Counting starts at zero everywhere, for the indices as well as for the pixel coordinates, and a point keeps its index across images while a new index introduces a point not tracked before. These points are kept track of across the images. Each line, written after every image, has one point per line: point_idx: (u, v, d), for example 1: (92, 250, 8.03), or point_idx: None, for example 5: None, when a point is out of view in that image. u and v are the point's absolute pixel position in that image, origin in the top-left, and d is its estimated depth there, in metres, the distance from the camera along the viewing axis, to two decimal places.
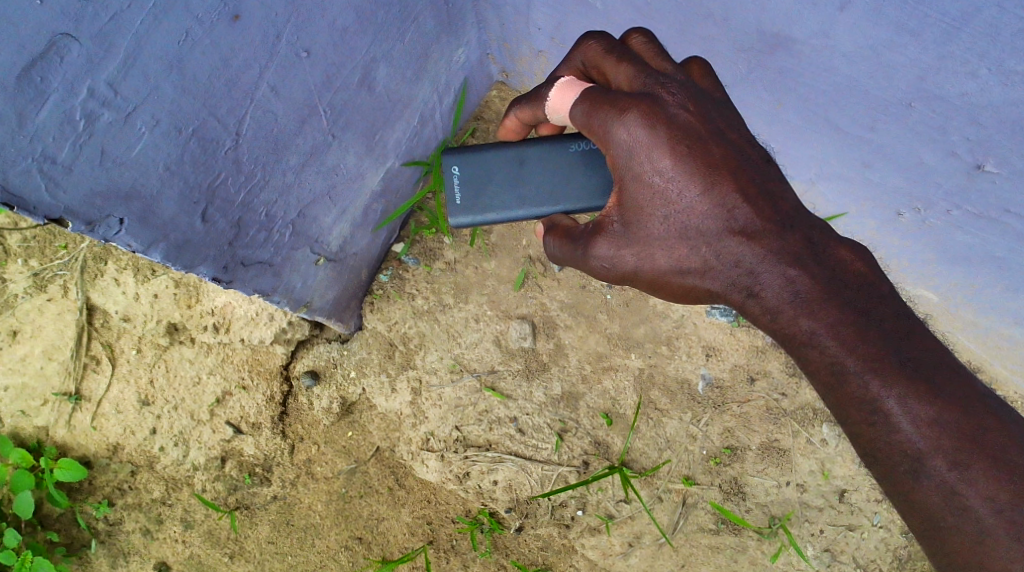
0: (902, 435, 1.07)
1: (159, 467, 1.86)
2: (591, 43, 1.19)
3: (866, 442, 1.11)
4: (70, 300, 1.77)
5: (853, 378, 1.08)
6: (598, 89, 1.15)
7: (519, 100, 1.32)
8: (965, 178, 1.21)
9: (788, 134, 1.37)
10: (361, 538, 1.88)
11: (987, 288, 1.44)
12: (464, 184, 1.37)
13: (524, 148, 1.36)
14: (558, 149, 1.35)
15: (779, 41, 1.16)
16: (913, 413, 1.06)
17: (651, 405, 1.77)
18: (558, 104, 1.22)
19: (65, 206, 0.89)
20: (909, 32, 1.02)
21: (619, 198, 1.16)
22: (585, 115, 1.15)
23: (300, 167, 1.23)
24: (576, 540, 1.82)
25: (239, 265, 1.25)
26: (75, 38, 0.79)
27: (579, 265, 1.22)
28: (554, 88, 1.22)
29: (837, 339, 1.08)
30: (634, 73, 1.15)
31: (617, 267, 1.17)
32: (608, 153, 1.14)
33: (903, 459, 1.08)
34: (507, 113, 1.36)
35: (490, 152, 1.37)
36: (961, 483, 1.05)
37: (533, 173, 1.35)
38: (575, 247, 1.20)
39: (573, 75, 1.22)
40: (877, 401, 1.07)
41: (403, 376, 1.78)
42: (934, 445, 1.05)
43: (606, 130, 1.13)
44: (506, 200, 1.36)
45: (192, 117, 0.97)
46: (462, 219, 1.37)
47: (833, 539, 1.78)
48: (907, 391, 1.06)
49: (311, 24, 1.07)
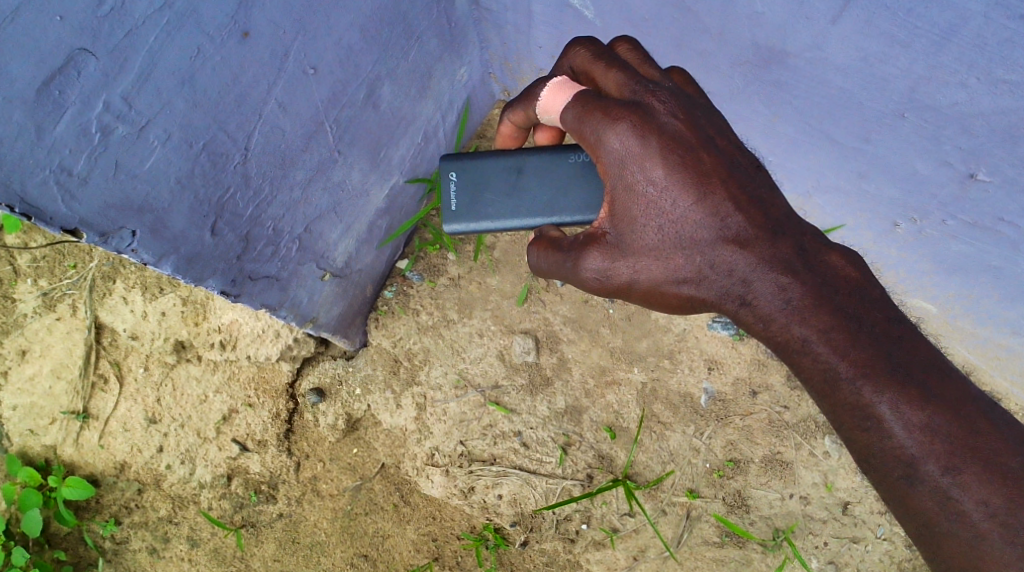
0: (895, 441, 1.08)
1: (166, 485, 1.87)
2: (580, 48, 1.22)
3: (861, 448, 1.12)
4: (79, 319, 1.81)
5: (845, 385, 1.10)
6: (589, 95, 1.18)
7: (511, 102, 1.34)
8: (959, 187, 1.23)
9: (784, 147, 1.40)
10: (367, 555, 1.88)
11: (985, 298, 1.45)
12: (461, 191, 1.40)
13: (523, 157, 1.39)
14: (557, 160, 1.38)
15: (774, 55, 1.19)
16: (905, 418, 1.07)
17: (654, 418, 1.78)
18: (549, 104, 1.25)
19: (80, 217, 0.92)
20: (900, 43, 1.05)
21: (612, 208, 1.18)
22: (578, 122, 1.18)
23: (307, 182, 1.26)
24: (581, 555, 1.82)
25: (246, 279, 1.27)
26: (92, 54, 0.83)
27: (571, 276, 1.23)
28: (547, 88, 1.25)
29: (830, 346, 1.10)
30: (624, 79, 1.17)
31: (611, 278, 1.19)
32: (600, 162, 1.17)
33: (896, 465, 1.09)
34: (502, 117, 1.39)
35: (489, 161, 1.40)
36: (954, 487, 1.06)
37: (531, 183, 1.38)
38: (567, 258, 1.22)
39: (564, 77, 1.24)
40: (870, 407, 1.09)
41: (408, 392, 1.79)
42: (927, 450, 1.07)
43: (598, 138, 1.16)
44: (502, 208, 1.38)
45: (203, 132, 1.00)
46: (457, 227, 1.40)
47: (838, 551, 1.77)
48: (900, 397, 1.07)
49: (317, 42, 1.11)
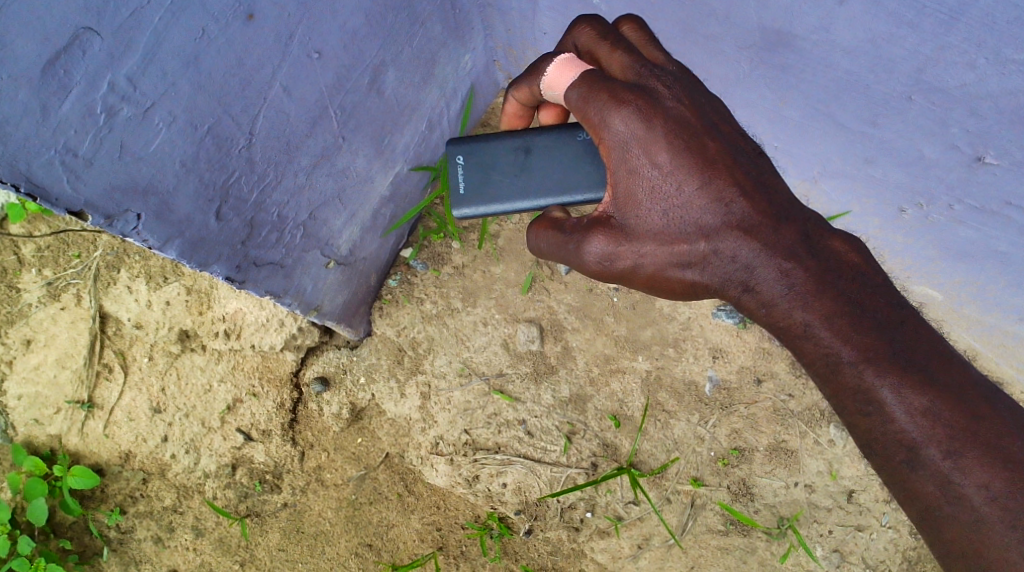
0: (897, 425, 1.09)
1: (171, 475, 1.88)
2: (586, 28, 1.21)
3: (863, 432, 1.14)
4: (83, 309, 1.81)
5: (848, 369, 1.11)
6: (596, 75, 1.16)
7: (516, 78, 1.32)
8: (966, 171, 1.22)
9: (791, 133, 1.39)
10: (371, 544, 1.89)
11: (992, 285, 1.44)
12: (468, 173, 1.39)
13: (529, 138, 1.39)
14: (565, 138, 1.38)
15: (780, 38, 1.19)
16: (906, 402, 1.08)
17: (658, 407, 1.77)
18: (555, 81, 1.22)
19: (85, 199, 0.92)
20: (908, 24, 1.05)
21: (616, 191, 1.17)
22: (582, 101, 1.16)
23: (311, 168, 1.26)
24: (585, 544, 1.82)
25: (251, 265, 1.27)
26: (97, 33, 0.83)
27: (573, 260, 1.20)
28: (553, 65, 1.22)
29: (832, 330, 1.11)
30: (629, 62, 1.17)
31: (614, 262, 1.17)
32: (603, 144, 1.16)
33: (898, 450, 1.10)
34: (507, 95, 1.38)
35: (495, 142, 1.40)
36: (955, 472, 1.07)
37: (538, 163, 1.38)
38: (569, 240, 1.19)
39: (569, 55, 1.22)
40: (872, 392, 1.10)
41: (413, 381, 1.79)
42: (928, 435, 1.08)
43: (602, 120, 1.14)
44: (511, 189, 1.37)
45: (208, 115, 1.00)
46: (466, 210, 1.38)
47: (842, 539, 1.77)
48: (901, 381, 1.08)
49: (322, 26, 1.11)
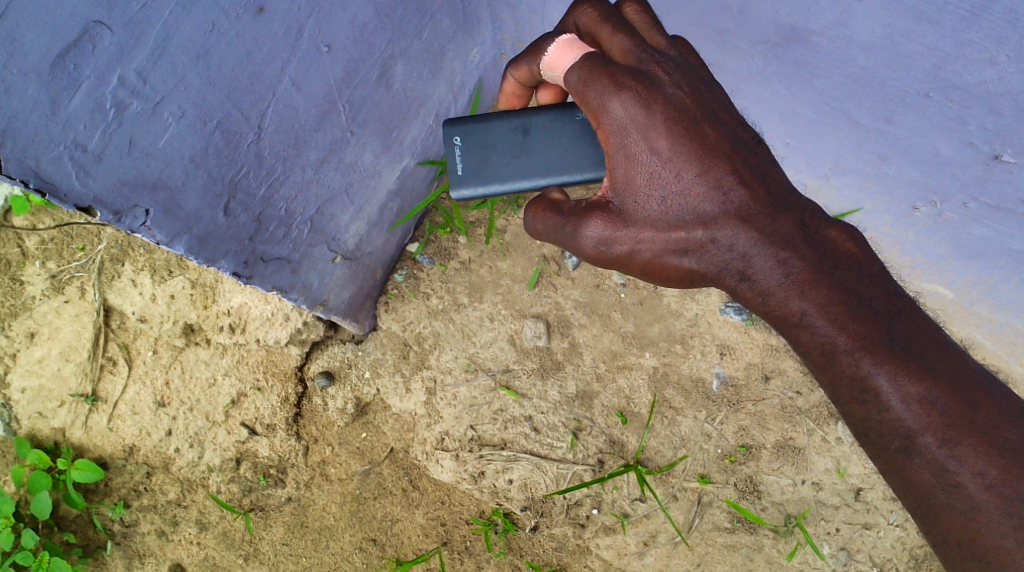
0: (892, 413, 1.09)
1: (175, 469, 1.87)
2: (587, 8, 1.18)
3: (859, 420, 1.14)
4: (87, 302, 1.80)
5: (844, 358, 1.11)
6: (597, 59, 1.14)
7: (516, 56, 1.30)
8: (982, 169, 1.21)
9: (803, 128, 1.37)
10: (375, 539, 1.88)
11: (1005, 283, 1.42)
12: (467, 155, 1.38)
13: (527, 118, 1.37)
14: (563, 118, 1.36)
15: (796, 33, 1.18)
16: (903, 391, 1.08)
17: (665, 404, 1.77)
18: (556, 62, 1.20)
19: (93, 195, 0.91)
20: (929, 20, 1.06)
21: (614, 176, 1.15)
22: (582, 85, 1.15)
23: (319, 162, 1.24)
24: (591, 540, 1.82)
25: (258, 261, 1.26)
26: (108, 27, 0.82)
27: (569, 243, 1.19)
28: (554, 44, 1.19)
29: (828, 318, 1.10)
30: (630, 46, 1.15)
31: (611, 247, 1.16)
32: (601, 128, 1.14)
33: (894, 438, 1.11)
34: (506, 74, 1.35)
35: (493, 122, 1.37)
36: (951, 460, 1.08)
37: (538, 144, 1.37)
38: (567, 223, 1.17)
39: (570, 36, 1.20)
40: (869, 379, 1.10)
41: (418, 376, 1.79)
42: (924, 422, 1.08)
43: (601, 104, 1.13)
44: (510, 171, 1.37)
45: (218, 110, 0.98)
46: (464, 193, 1.38)
47: (849, 537, 1.76)
48: (898, 368, 1.08)
49: (333, 19, 1.10)
